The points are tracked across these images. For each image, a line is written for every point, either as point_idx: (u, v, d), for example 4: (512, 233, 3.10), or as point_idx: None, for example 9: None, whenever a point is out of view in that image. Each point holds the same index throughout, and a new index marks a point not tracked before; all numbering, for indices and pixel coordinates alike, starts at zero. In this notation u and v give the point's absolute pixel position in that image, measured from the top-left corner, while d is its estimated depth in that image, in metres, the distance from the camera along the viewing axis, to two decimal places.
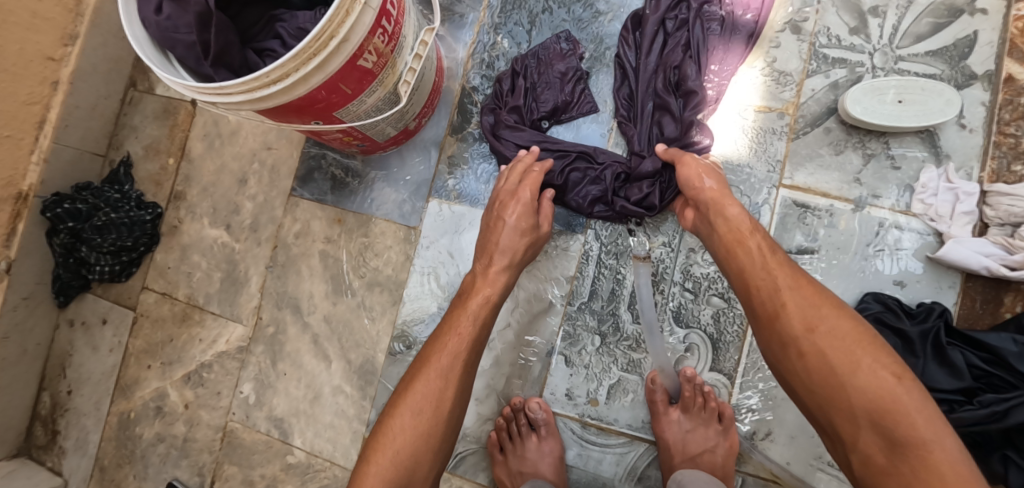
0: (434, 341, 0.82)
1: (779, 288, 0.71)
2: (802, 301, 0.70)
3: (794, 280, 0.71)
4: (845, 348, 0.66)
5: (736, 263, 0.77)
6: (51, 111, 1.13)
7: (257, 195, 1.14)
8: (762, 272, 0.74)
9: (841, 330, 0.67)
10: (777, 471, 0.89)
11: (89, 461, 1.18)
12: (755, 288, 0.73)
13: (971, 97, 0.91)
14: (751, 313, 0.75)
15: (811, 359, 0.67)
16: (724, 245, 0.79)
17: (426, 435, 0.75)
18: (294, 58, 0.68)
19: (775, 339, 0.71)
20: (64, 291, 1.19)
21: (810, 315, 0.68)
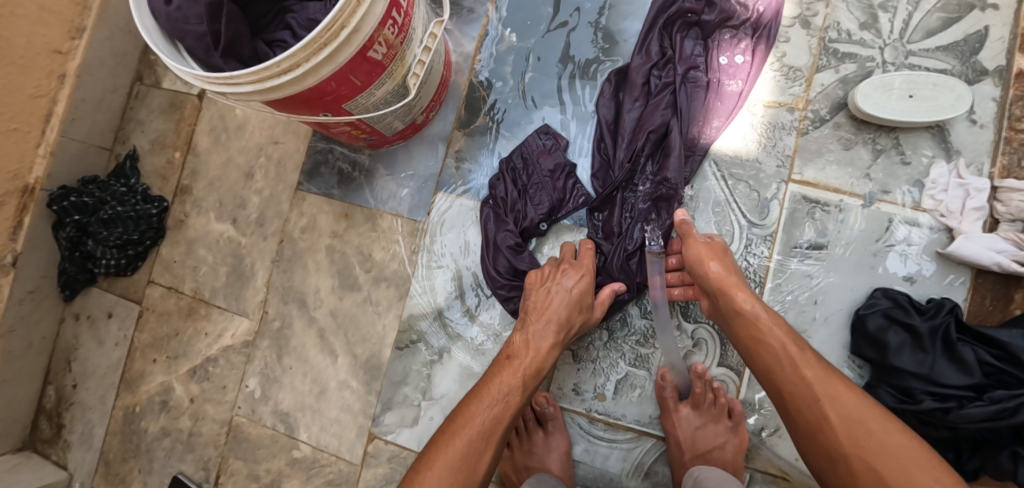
0: (490, 373, 0.85)
1: (816, 397, 0.72)
2: (843, 411, 0.71)
3: (830, 390, 0.72)
4: (900, 467, 0.67)
5: (759, 358, 0.78)
6: (58, 104, 1.13)
7: (263, 189, 1.14)
8: (797, 380, 0.74)
9: (885, 455, 0.68)
10: (785, 467, 0.89)
11: (94, 455, 1.18)
12: (790, 396, 0.75)
13: (982, 92, 0.90)
14: (790, 419, 0.75)
15: (862, 477, 0.68)
16: (747, 341, 0.79)
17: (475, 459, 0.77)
18: (305, 48, 0.68)
19: (820, 452, 0.72)
20: (70, 285, 1.19)
21: (857, 436, 0.70)
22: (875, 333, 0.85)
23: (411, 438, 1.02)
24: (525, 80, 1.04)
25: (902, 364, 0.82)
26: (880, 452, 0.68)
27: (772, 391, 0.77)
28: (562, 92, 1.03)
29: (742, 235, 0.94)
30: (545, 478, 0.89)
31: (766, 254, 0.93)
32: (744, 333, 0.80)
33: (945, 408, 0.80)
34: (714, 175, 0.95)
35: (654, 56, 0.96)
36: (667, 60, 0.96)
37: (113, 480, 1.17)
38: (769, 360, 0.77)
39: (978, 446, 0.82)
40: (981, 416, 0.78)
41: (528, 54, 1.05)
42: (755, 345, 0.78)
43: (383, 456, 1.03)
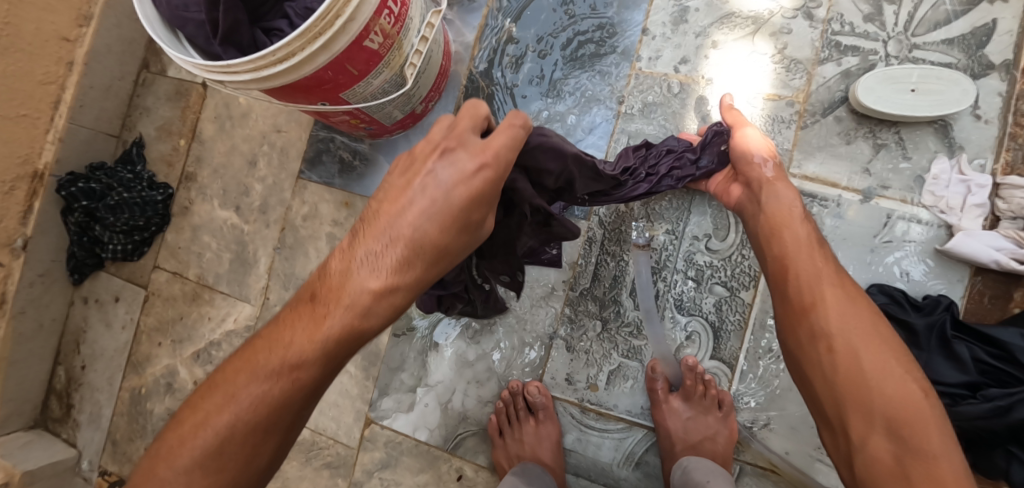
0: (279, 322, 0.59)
1: (821, 279, 0.70)
2: (844, 296, 0.68)
3: (838, 278, 0.70)
4: (879, 352, 0.64)
5: (778, 242, 0.75)
6: (66, 91, 1.14)
7: (266, 177, 1.16)
8: (809, 262, 0.72)
9: (860, 332, 0.66)
10: (775, 460, 0.89)
11: (102, 434, 1.22)
12: (795, 275, 0.72)
13: (987, 87, 0.89)
14: (782, 297, 0.73)
15: (839, 350, 0.65)
16: (769, 225, 0.77)
17: (264, 410, 0.56)
18: (301, 37, 0.69)
19: (802, 330, 0.69)
20: (79, 269, 1.22)
21: (847, 315, 0.67)
22: None
23: (407, 423, 1.04)
24: (525, 71, 1.04)
25: None
26: (866, 334, 0.65)
27: (774, 271, 0.74)
28: (560, 83, 1.03)
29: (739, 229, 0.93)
30: (531, 468, 0.90)
31: None
32: (769, 215, 0.77)
33: None
34: None
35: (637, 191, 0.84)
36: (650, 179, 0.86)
37: (121, 459, 1.20)
38: (786, 240, 0.74)
39: (972, 444, 0.81)
40: (974, 414, 0.77)
41: (528, 44, 1.04)
42: (778, 224, 0.76)
43: (380, 440, 1.05)
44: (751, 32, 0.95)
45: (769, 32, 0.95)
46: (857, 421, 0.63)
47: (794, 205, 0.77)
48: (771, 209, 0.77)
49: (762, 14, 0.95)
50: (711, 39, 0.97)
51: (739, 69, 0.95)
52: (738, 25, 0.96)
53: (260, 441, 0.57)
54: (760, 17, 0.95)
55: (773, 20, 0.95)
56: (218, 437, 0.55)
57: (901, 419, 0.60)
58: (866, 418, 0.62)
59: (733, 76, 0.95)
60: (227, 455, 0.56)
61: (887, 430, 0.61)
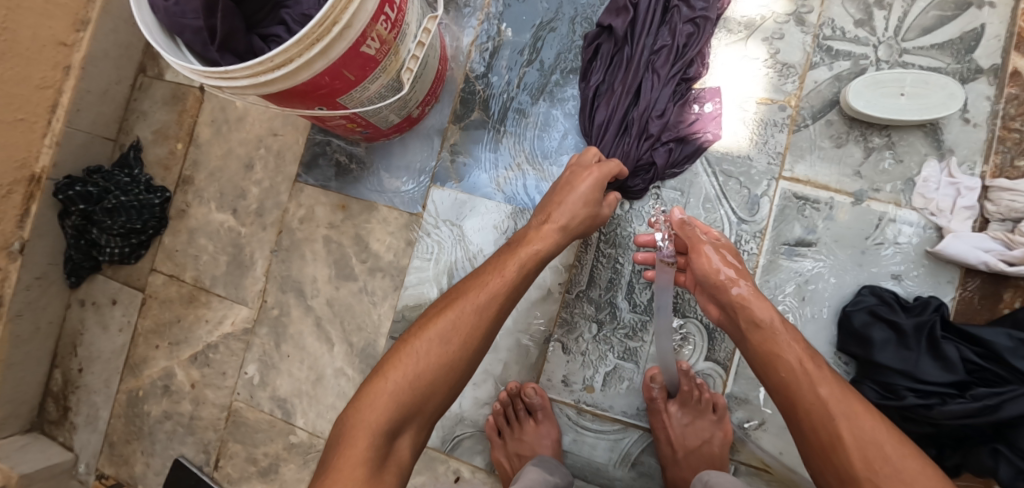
0: (477, 281, 0.80)
1: (832, 416, 0.70)
2: (858, 431, 0.68)
3: (850, 410, 0.70)
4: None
5: (777, 375, 0.75)
6: (63, 95, 1.15)
7: (263, 180, 1.16)
8: (813, 395, 0.72)
9: (889, 476, 0.65)
10: (768, 459, 0.91)
11: (99, 437, 1.22)
12: (805, 411, 0.72)
13: (976, 91, 0.90)
14: (800, 437, 0.73)
15: None
16: (761, 354, 0.77)
17: (448, 367, 0.75)
18: (298, 44, 0.70)
19: (831, 474, 0.69)
20: (76, 272, 1.22)
21: (870, 456, 0.67)
22: (861, 329, 0.86)
23: None
24: (521, 75, 1.05)
25: (886, 359, 0.83)
26: (892, 476, 0.65)
27: (783, 405, 0.75)
28: (556, 87, 1.04)
29: (733, 231, 0.94)
30: (549, 461, 0.90)
31: (754, 250, 0.93)
32: (758, 346, 0.78)
33: (928, 404, 0.80)
34: (705, 171, 0.96)
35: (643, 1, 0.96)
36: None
37: (117, 461, 1.20)
38: (784, 372, 0.74)
39: (959, 442, 0.82)
40: (962, 413, 0.78)
41: (523, 48, 1.05)
42: (767, 352, 0.77)
43: None
44: (744, 37, 0.96)
45: (761, 37, 0.96)
46: None
47: (783, 332, 0.77)
48: (754, 337, 0.78)
49: (755, 19, 0.96)
50: None
51: (731, 73, 0.96)
52: (731, 30, 0.97)
53: (425, 398, 0.73)
54: (753, 22, 0.96)
55: (765, 25, 0.96)
56: (441, 367, 0.74)
57: None
58: None
59: (726, 80, 0.96)
60: (408, 423, 0.72)
61: None
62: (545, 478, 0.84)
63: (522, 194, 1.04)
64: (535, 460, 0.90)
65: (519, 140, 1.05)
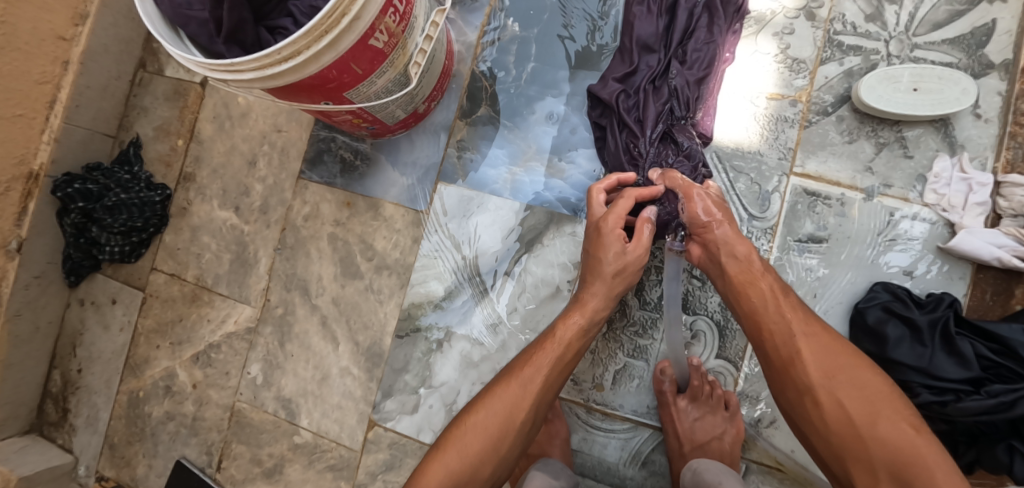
0: (527, 354, 0.84)
1: (793, 333, 0.75)
2: (818, 346, 0.73)
3: (809, 326, 0.75)
4: (864, 398, 0.70)
5: (747, 302, 0.79)
6: (62, 90, 1.13)
7: (266, 177, 1.15)
8: (775, 313, 0.76)
9: (845, 388, 0.71)
10: (781, 457, 0.90)
11: (100, 438, 1.20)
12: (768, 333, 0.76)
13: (987, 86, 0.90)
14: (762, 356, 0.78)
15: (827, 407, 0.71)
16: (736, 284, 0.80)
17: (499, 438, 0.78)
18: (306, 36, 0.68)
19: (791, 388, 0.74)
20: (75, 271, 1.20)
21: (828, 366, 0.72)
22: (875, 326, 0.85)
23: (410, 425, 1.04)
24: (528, 71, 1.04)
25: (901, 356, 0.83)
26: (848, 385, 0.71)
27: (749, 330, 0.79)
28: (565, 82, 1.03)
29: (743, 227, 0.94)
30: (552, 463, 0.90)
31: (765, 247, 0.93)
32: (733, 277, 0.80)
33: (942, 401, 0.80)
34: (715, 166, 0.95)
35: (654, 65, 0.93)
36: (676, 59, 0.91)
37: (119, 463, 1.19)
38: (755, 299, 0.78)
39: (974, 438, 0.82)
40: (978, 409, 0.78)
41: (530, 43, 1.04)
42: (743, 287, 0.79)
43: (383, 442, 1.04)
44: (754, 32, 0.96)
45: (771, 32, 0.95)
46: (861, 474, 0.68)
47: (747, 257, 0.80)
48: (732, 270, 0.80)
49: (765, 14, 0.96)
50: None
51: (741, 68, 0.96)
52: None
53: (479, 466, 0.77)
54: (763, 17, 0.96)
55: (775, 19, 0.95)
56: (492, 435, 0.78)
57: (902, 464, 0.66)
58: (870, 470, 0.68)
59: (735, 75, 0.96)
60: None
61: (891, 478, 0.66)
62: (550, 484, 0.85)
63: (530, 191, 1.03)
64: (540, 461, 0.90)
65: (526, 136, 1.04)
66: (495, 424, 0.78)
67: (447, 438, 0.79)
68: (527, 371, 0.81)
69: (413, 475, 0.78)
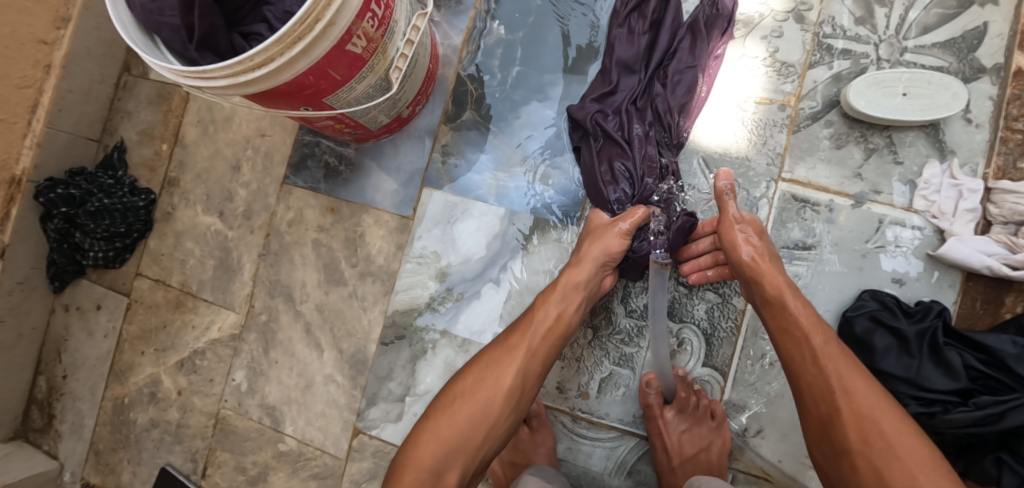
0: (513, 328, 0.84)
1: (835, 389, 0.71)
2: (861, 407, 0.69)
3: (850, 386, 0.71)
4: (905, 467, 0.66)
5: (786, 353, 0.76)
6: (44, 95, 1.12)
7: (250, 182, 1.13)
8: (816, 371, 0.73)
9: (885, 452, 0.67)
10: (767, 468, 0.89)
11: (85, 445, 1.19)
12: (806, 385, 0.74)
13: (978, 91, 0.88)
14: (801, 408, 0.75)
15: (863, 468, 0.68)
16: (779, 329, 0.77)
17: (484, 403, 0.77)
18: (279, 42, 0.67)
19: (828, 443, 0.72)
20: (59, 277, 1.19)
21: (867, 427, 0.69)
22: (862, 335, 0.84)
23: (395, 433, 1.03)
24: (513, 74, 1.03)
25: (888, 367, 0.82)
26: (888, 449, 0.67)
27: (791, 381, 0.76)
28: (551, 86, 1.01)
29: None
30: (546, 468, 0.89)
31: None
32: (773, 328, 0.78)
33: (930, 412, 0.79)
34: (702, 172, 0.94)
35: (633, 86, 0.92)
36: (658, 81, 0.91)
37: (104, 470, 1.18)
38: (795, 349, 0.75)
39: (963, 450, 0.81)
40: (966, 421, 0.77)
41: (516, 47, 1.03)
42: (790, 330, 0.76)
43: (367, 450, 1.03)
44: (742, 35, 0.94)
45: (759, 36, 0.94)
46: None
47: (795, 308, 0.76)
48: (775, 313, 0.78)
49: (753, 17, 0.94)
50: None
51: (729, 72, 0.94)
52: None
53: (467, 434, 0.76)
54: (751, 20, 0.94)
55: (764, 22, 0.94)
56: (478, 403, 0.77)
57: None
58: None
59: (723, 78, 0.94)
60: (453, 461, 0.75)
61: None
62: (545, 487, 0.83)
63: (515, 196, 1.01)
64: (534, 466, 0.89)
65: (512, 140, 1.02)
66: (483, 391, 0.78)
67: (440, 405, 0.79)
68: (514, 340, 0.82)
69: (403, 447, 0.78)
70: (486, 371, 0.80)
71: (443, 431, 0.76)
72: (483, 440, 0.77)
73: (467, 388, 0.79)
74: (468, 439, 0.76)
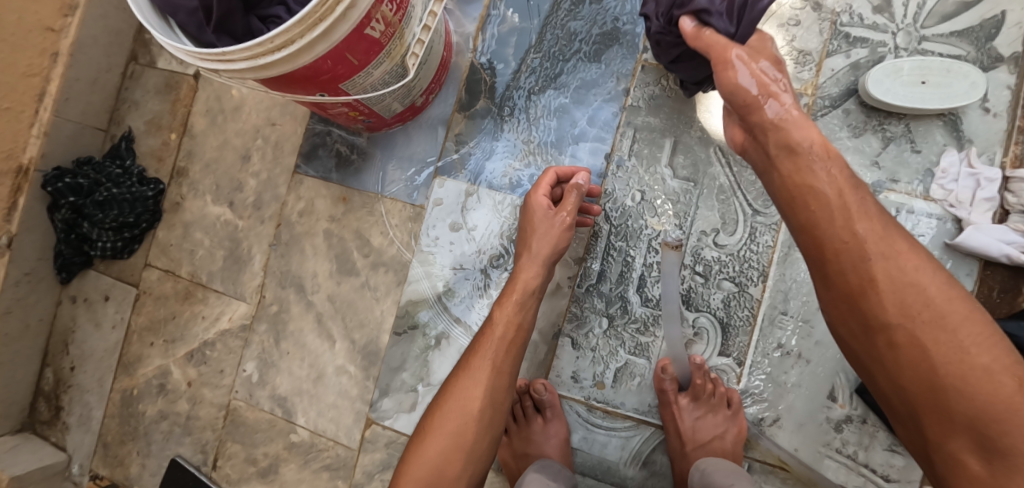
0: (467, 353, 0.83)
1: (869, 257, 0.64)
2: (897, 276, 0.63)
3: (889, 250, 0.64)
4: (954, 344, 0.60)
5: (811, 214, 0.69)
6: (51, 83, 1.10)
7: (260, 172, 1.12)
8: (847, 233, 0.66)
9: (926, 324, 0.61)
10: (784, 457, 0.89)
11: (93, 437, 1.18)
12: (834, 253, 0.67)
13: (996, 80, 0.88)
14: (823, 278, 0.68)
15: (902, 346, 0.62)
16: (791, 190, 0.71)
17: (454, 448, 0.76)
18: (300, 24, 0.66)
19: (860, 318, 0.65)
20: (67, 268, 1.18)
21: (908, 298, 0.62)
22: None
23: (407, 424, 1.02)
24: (528, 63, 1.02)
25: None
26: (933, 323, 0.61)
27: (811, 245, 0.69)
28: (567, 75, 1.01)
29: (747, 223, 0.92)
30: (548, 463, 0.88)
31: (770, 243, 0.91)
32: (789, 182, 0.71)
33: None
34: (719, 161, 0.94)
35: None
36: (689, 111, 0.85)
37: (112, 462, 1.17)
38: (820, 211, 0.68)
39: None
40: None
41: (531, 35, 1.02)
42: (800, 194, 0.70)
43: (380, 441, 1.03)
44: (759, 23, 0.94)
45: (776, 24, 0.93)
46: (936, 427, 0.61)
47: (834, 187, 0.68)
48: (823, 181, 0.69)
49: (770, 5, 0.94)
50: None
51: None
52: None
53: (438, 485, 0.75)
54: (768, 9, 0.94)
55: (780, 11, 0.93)
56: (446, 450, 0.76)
57: (989, 418, 0.57)
58: (945, 423, 0.60)
59: None
60: None
61: (973, 433, 0.58)
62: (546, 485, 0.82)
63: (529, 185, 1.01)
64: (536, 462, 0.88)
65: (526, 129, 1.02)
66: (448, 434, 0.77)
67: (411, 452, 0.78)
68: (475, 361, 0.81)
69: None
70: (450, 411, 0.78)
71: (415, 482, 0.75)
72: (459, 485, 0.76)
73: (431, 431, 0.78)
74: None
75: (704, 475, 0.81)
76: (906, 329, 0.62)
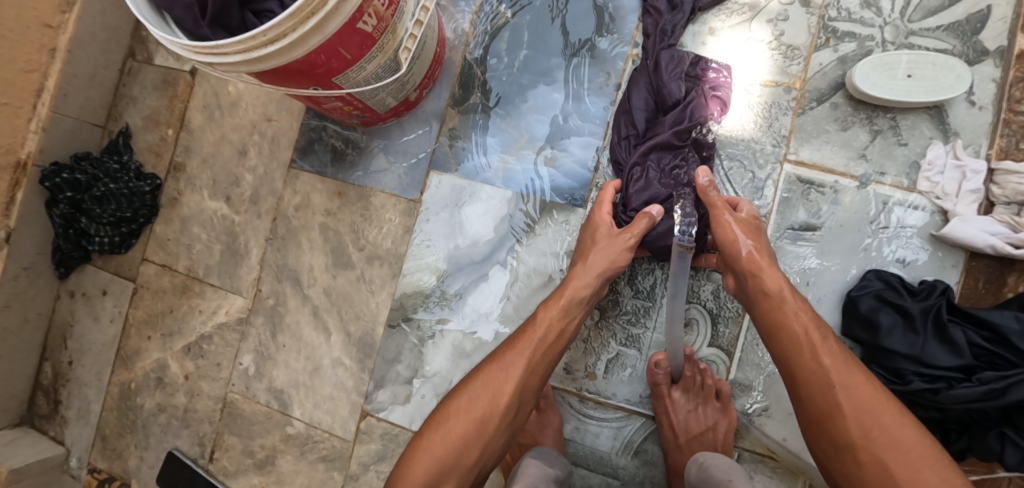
0: (506, 344, 0.83)
1: (832, 387, 0.71)
2: (859, 403, 0.70)
3: (849, 379, 0.71)
4: (908, 462, 0.67)
5: (782, 348, 0.76)
6: (49, 79, 1.11)
7: (257, 167, 1.14)
8: (815, 367, 0.73)
9: (886, 442, 0.68)
10: (772, 446, 0.90)
11: (91, 430, 1.19)
12: (804, 381, 0.73)
13: (982, 73, 0.89)
14: (798, 404, 0.75)
15: (866, 463, 0.69)
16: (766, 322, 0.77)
17: (477, 429, 0.77)
18: (292, 17, 0.67)
19: (827, 439, 0.72)
20: (65, 262, 1.19)
21: (868, 423, 0.69)
22: (867, 314, 0.85)
23: (403, 415, 1.03)
24: (521, 58, 1.03)
25: (892, 344, 0.82)
26: (888, 442, 0.68)
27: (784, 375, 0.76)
28: (559, 70, 1.02)
29: None
30: (547, 451, 0.89)
31: None
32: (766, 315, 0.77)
33: (934, 388, 0.80)
34: None
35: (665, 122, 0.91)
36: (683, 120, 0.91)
37: (111, 455, 1.18)
38: (792, 346, 0.75)
39: (966, 426, 0.82)
40: (969, 396, 0.78)
41: (524, 31, 1.03)
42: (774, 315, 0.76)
43: (376, 432, 1.04)
44: (748, 19, 0.95)
45: (765, 19, 0.95)
46: None
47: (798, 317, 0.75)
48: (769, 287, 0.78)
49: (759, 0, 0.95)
50: (708, 26, 0.96)
51: (735, 56, 0.95)
52: (735, 12, 0.96)
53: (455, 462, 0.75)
54: (757, 4, 0.95)
55: (769, 6, 0.95)
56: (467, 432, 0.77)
57: None
58: None
59: (732, 62, 0.95)
60: (446, 477, 0.75)
61: None
62: (546, 472, 0.83)
63: (522, 179, 1.02)
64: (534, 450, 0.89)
65: (519, 123, 1.03)
66: (474, 414, 0.77)
67: (430, 426, 0.79)
68: (513, 356, 0.81)
69: (396, 466, 0.77)
70: (480, 395, 0.79)
71: (433, 455, 0.76)
72: (474, 465, 0.76)
73: (457, 406, 0.79)
74: (460, 466, 0.76)
75: (703, 465, 0.81)
76: (867, 448, 0.69)
